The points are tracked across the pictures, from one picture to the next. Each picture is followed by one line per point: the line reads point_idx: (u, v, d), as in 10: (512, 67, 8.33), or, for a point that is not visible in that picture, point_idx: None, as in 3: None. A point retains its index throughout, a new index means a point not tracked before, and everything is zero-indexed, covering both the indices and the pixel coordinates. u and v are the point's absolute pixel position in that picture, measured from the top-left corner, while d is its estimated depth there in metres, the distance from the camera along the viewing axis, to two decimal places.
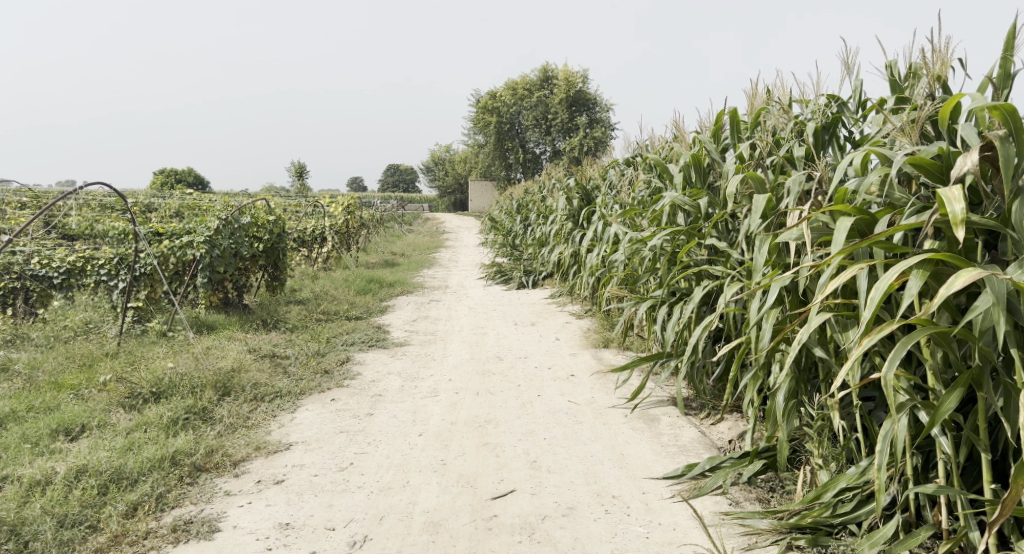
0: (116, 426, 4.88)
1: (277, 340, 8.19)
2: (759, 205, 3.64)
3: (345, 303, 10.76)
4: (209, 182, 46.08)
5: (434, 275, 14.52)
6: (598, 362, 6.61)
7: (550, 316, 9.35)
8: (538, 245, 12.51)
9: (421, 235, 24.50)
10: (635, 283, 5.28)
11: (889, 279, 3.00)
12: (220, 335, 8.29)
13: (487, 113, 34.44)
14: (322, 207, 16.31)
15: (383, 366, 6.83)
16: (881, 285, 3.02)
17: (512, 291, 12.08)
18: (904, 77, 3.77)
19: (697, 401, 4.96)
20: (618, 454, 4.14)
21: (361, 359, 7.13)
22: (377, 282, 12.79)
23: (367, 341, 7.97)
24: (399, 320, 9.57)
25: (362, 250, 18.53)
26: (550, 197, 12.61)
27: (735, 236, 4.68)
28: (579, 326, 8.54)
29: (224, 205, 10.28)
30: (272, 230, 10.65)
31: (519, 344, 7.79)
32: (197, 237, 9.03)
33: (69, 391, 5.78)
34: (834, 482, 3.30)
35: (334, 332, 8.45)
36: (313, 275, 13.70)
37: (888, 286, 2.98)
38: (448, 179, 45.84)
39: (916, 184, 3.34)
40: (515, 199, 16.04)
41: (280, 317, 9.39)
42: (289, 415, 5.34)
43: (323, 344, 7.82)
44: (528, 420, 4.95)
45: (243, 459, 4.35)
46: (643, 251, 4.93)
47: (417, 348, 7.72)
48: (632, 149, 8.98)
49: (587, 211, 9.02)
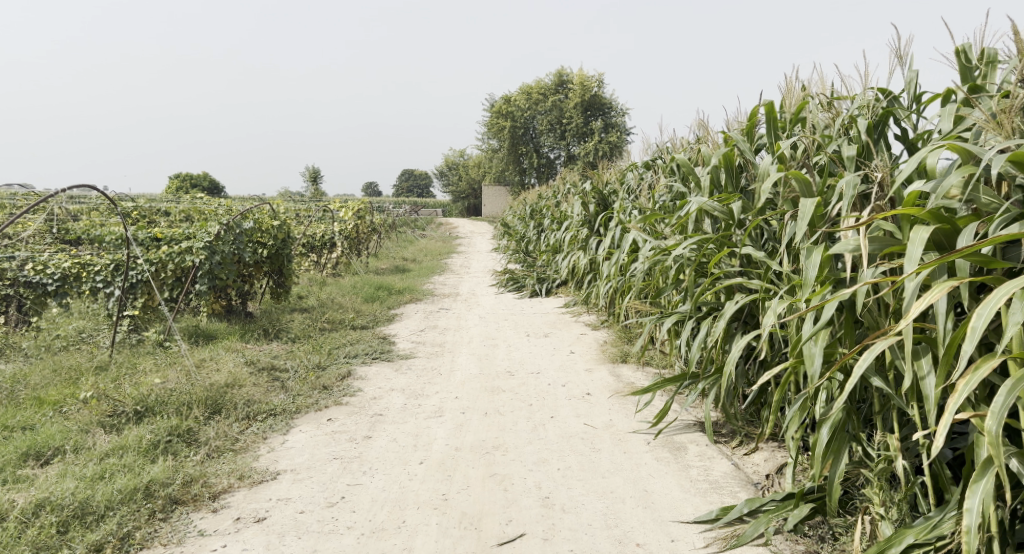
0: (91, 449, 4.46)
1: (277, 352, 7.77)
2: (809, 212, 3.20)
3: (351, 311, 10.33)
4: (222, 187, 45.88)
5: (445, 283, 14.10)
6: (616, 380, 6.18)
7: (565, 327, 8.92)
8: (552, 251, 12.07)
9: (434, 240, 24.08)
10: (657, 296, 4.87)
11: (995, 304, 2.66)
12: (219, 346, 7.87)
13: (502, 118, 34.07)
14: (331, 213, 15.90)
15: (387, 381, 6.41)
16: (984, 311, 2.68)
17: (524, 300, 11.64)
18: (976, 66, 3.34)
19: (726, 427, 4.56)
20: (641, 491, 3.72)
21: (365, 373, 6.71)
22: (385, 290, 12.38)
23: (371, 353, 7.54)
24: (406, 330, 9.14)
25: (373, 256, 18.13)
26: (566, 202, 12.18)
27: (772, 246, 4.26)
28: (595, 338, 8.12)
29: (226, 209, 9.85)
30: (276, 235, 10.23)
31: (532, 357, 7.36)
32: (197, 242, 8.59)
33: (49, 408, 5.36)
34: (900, 537, 2.85)
35: (337, 343, 8.02)
36: (321, 282, 13.28)
37: (993, 311, 2.65)
38: (461, 185, 45.43)
39: (1010, 185, 2.93)
40: (528, 205, 15.61)
41: (282, 326, 8.97)
42: (280, 437, 4.93)
43: (325, 356, 7.40)
44: (539, 448, 4.55)
45: (224, 491, 3.95)
46: (667, 261, 4.52)
47: (423, 361, 7.29)
48: (652, 152, 8.55)
49: (604, 217, 8.60)
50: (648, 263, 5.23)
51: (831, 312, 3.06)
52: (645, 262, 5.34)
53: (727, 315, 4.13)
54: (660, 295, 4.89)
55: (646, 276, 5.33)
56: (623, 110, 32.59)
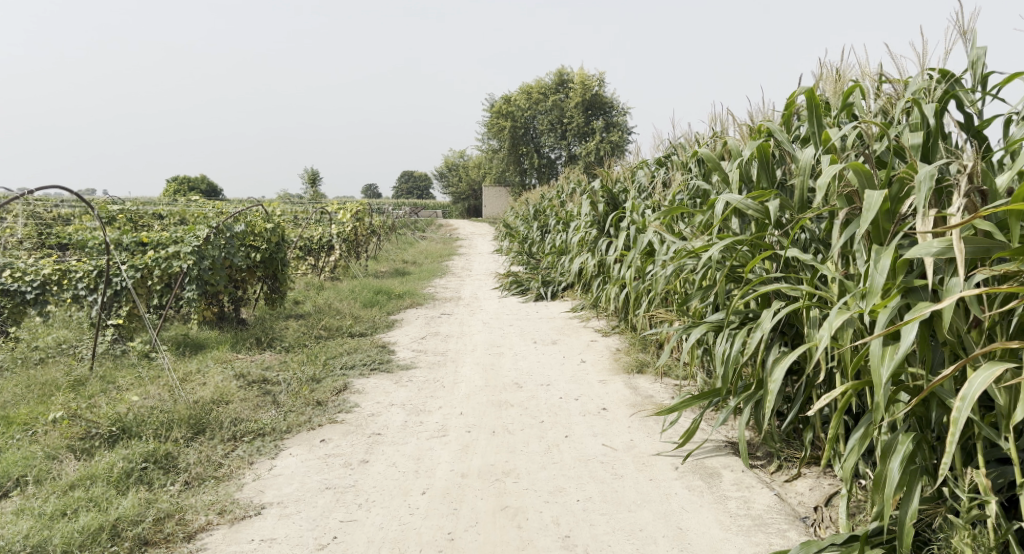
0: (56, 480, 4.02)
1: (270, 362, 7.32)
2: (879, 207, 2.94)
3: (349, 318, 9.87)
4: (220, 189, 45.43)
5: (446, 286, 13.65)
6: (633, 393, 5.75)
7: (574, 333, 8.48)
8: (557, 253, 11.62)
9: (435, 242, 23.62)
10: (681, 304, 4.47)
11: None
12: (207, 358, 7.41)
13: (503, 117, 33.61)
14: (329, 215, 15.44)
15: (387, 396, 5.97)
16: None
17: (529, 304, 11.19)
18: None
19: (762, 449, 4.16)
20: (676, 530, 3.41)
21: (363, 386, 6.27)
22: (385, 294, 11.93)
23: (370, 363, 7.09)
24: (406, 338, 8.68)
25: (372, 258, 17.64)
26: (572, 202, 11.73)
27: (815, 249, 3.88)
28: (606, 346, 7.68)
29: (217, 211, 9.34)
30: (269, 239, 9.77)
31: (540, 367, 6.93)
32: (184, 247, 8.07)
33: (15, 429, 4.90)
34: None
35: (334, 352, 7.57)
36: (318, 287, 12.82)
37: None
38: (461, 185, 45.01)
39: None
40: (531, 206, 15.14)
41: (276, 335, 8.51)
42: (268, 461, 4.49)
43: (321, 367, 6.96)
44: (554, 472, 4.12)
45: (201, 530, 3.54)
46: (695, 267, 4.14)
47: (425, 372, 6.85)
48: (665, 148, 8.12)
49: (614, 217, 8.17)
50: (673, 268, 4.81)
51: (913, 334, 2.79)
52: (671, 266, 4.91)
53: (770, 324, 3.75)
54: (684, 301, 4.49)
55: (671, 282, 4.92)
56: (625, 109, 32.14)
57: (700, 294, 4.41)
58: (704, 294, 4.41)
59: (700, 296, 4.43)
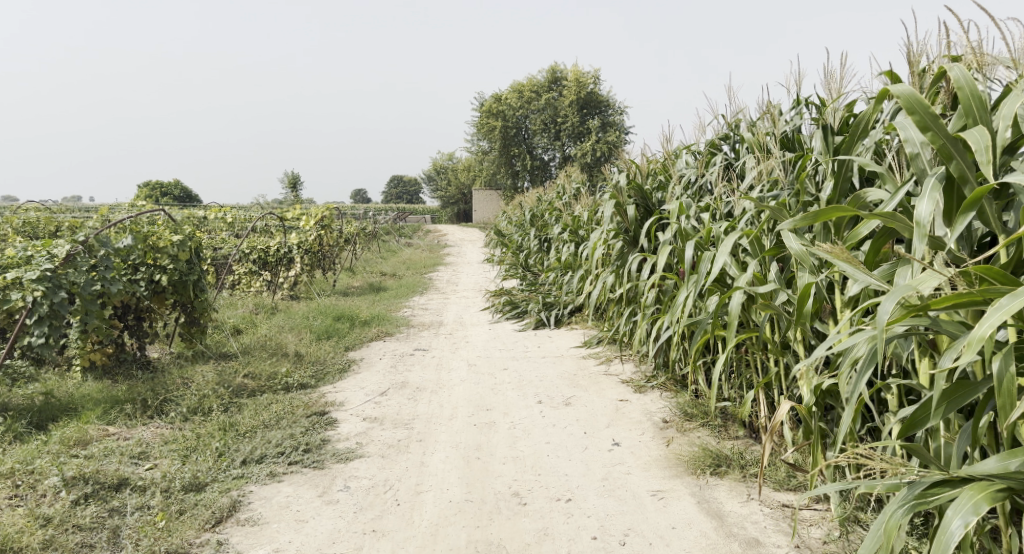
0: None
1: (142, 446, 4.87)
2: None
3: (288, 360, 7.36)
4: (200, 195, 43.22)
5: (425, 308, 11.09)
6: (721, 531, 3.42)
7: (594, 384, 6.10)
8: (564, 268, 9.12)
9: (422, 251, 21.03)
10: (904, 427, 2.82)
11: None
12: (51, 440, 4.96)
13: (492, 117, 31.11)
14: (286, 224, 12.86)
15: (298, 532, 3.59)
16: None
17: (527, 333, 8.72)
18: None
19: None
20: None
21: (265, 506, 3.88)
22: (346, 321, 9.44)
23: (291, 450, 4.64)
24: (360, 392, 6.24)
25: (345, 272, 15.07)
26: (582, 204, 9.29)
27: None
28: (644, 407, 5.30)
29: (101, 217, 6.88)
30: (178, 255, 7.23)
31: (553, 452, 4.53)
32: (29, 272, 5.65)
33: None
34: None
35: (247, 425, 5.14)
36: (268, 312, 10.31)
37: None
38: (451, 189, 42.41)
39: None
40: (526, 210, 12.64)
41: (174, 391, 6.04)
42: None
43: (212, 459, 4.51)
44: None
45: None
46: (967, 356, 2.55)
47: (374, 465, 4.45)
48: (734, 119, 5.56)
49: (654, 221, 5.68)
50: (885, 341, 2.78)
51: None
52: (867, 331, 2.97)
53: None
54: (908, 422, 2.84)
55: (872, 363, 2.95)
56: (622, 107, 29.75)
57: (942, 408, 2.76)
58: (950, 409, 2.76)
59: (943, 413, 2.77)
